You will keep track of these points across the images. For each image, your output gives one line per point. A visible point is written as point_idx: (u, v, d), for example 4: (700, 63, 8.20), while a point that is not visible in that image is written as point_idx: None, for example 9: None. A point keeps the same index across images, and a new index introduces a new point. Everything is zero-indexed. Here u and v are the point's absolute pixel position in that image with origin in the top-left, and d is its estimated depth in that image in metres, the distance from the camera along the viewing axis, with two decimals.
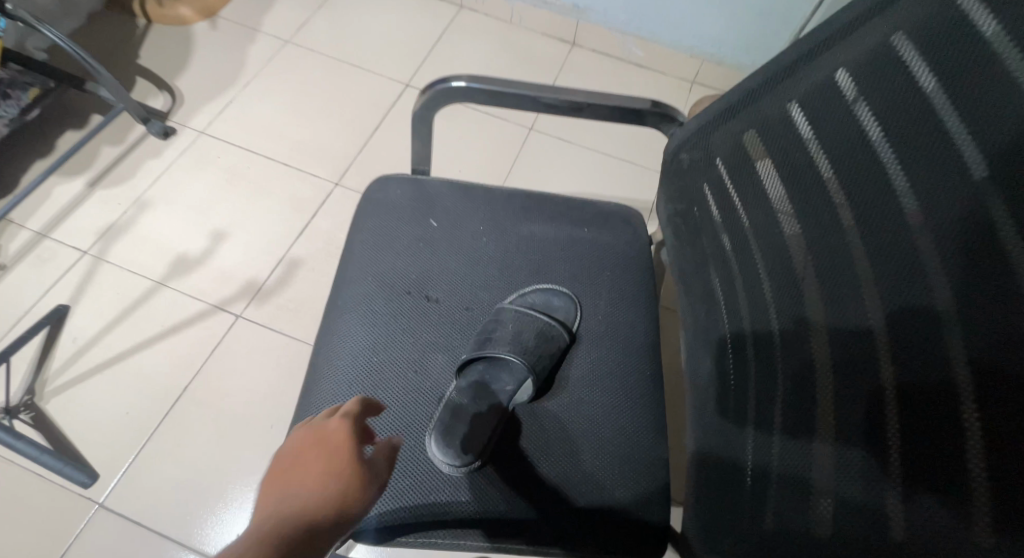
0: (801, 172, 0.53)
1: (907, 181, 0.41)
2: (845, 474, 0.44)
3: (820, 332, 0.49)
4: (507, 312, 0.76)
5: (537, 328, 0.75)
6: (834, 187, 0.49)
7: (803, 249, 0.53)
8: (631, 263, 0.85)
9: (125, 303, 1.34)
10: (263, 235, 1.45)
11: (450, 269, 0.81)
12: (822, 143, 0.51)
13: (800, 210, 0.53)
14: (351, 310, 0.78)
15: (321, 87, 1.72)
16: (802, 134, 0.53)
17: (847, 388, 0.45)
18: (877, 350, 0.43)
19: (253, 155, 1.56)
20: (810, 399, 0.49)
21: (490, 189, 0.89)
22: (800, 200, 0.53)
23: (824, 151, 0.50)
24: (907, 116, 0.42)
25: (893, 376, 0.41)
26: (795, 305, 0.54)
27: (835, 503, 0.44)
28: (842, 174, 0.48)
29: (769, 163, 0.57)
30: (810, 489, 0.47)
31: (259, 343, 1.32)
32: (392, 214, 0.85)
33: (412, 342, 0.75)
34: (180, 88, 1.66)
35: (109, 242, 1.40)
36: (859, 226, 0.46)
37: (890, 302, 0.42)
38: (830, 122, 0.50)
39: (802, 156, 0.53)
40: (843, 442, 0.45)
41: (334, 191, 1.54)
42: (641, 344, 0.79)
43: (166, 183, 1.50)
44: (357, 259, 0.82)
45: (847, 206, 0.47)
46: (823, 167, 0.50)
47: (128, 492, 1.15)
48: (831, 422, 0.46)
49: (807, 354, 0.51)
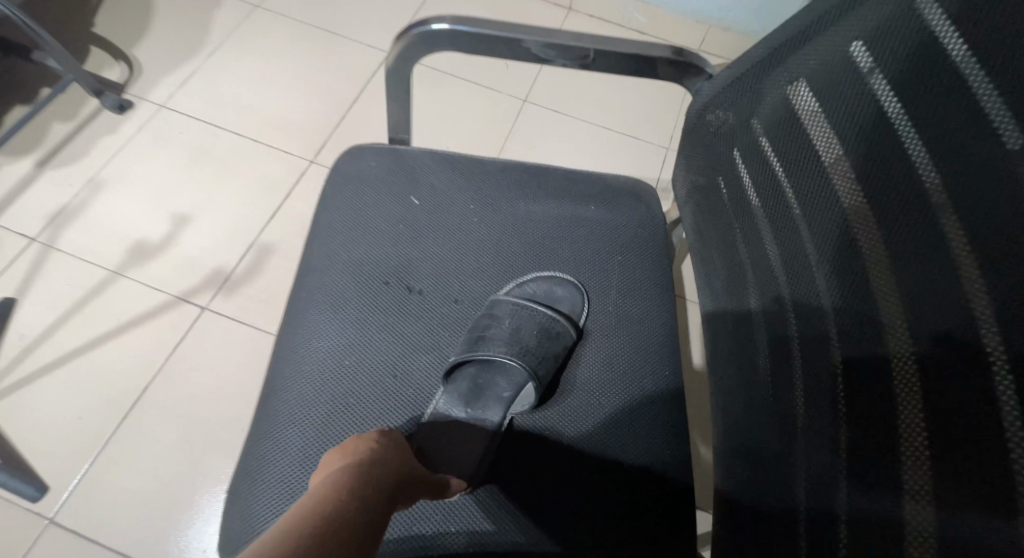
0: (854, 139, 0.47)
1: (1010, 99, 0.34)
2: (927, 466, 0.36)
3: (890, 301, 0.42)
4: (504, 307, 0.65)
5: (539, 326, 0.64)
6: (907, 127, 0.42)
7: (868, 206, 0.45)
8: (644, 242, 0.74)
9: (77, 295, 1.21)
10: (232, 218, 1.32)
11: (437, 255, 0.69)
12: (890, 78, 0.43)
13: (863, 160, 0.46)
14: (320, 303, 0.66)
15: (294, 56, 1.57)
16: (863, 74, 0.46)
17: (934, 361, 0.37)
18: (974, 308, 0.35)
19: (220, 131, 1.43)
20: (881, 383, 0.41)
21: (480, 160, 0.77)
22: (862, 149, 0.46)
23: (893, 88, 0.43)
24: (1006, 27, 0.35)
25: (1000, 334, 0.33)
26: (847, 283, 0.46)
27: (931, 504, 0.36)
28: (917, 110, 0.41)
29: (819, 113, 0.50)
30: (895, 492, 0.38)
31: (228, 337, 1.20)
32: (367, 190, 0.73)
33: (393, 341, 0.64)
34: (137, 58, 1.51)
35: (59, 228, 1.27)
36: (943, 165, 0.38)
37: (989, 249, 0.35)
38: (900, 53, 0.43)
39: (866, 97, 0.46)
40: (931, 426, 0.37)
41: (310, 169, 1.41)
42: (659, 337, 0.68)
43: (123, 162, 1.36)
44: (327, 244, 0.70)
45: (926, 147, 0.40)
46: (892, 106, 0.43)
47: (82, 506, 1.03)
48: (913, 406, 0.38)
49: (875, 330, 0.43)
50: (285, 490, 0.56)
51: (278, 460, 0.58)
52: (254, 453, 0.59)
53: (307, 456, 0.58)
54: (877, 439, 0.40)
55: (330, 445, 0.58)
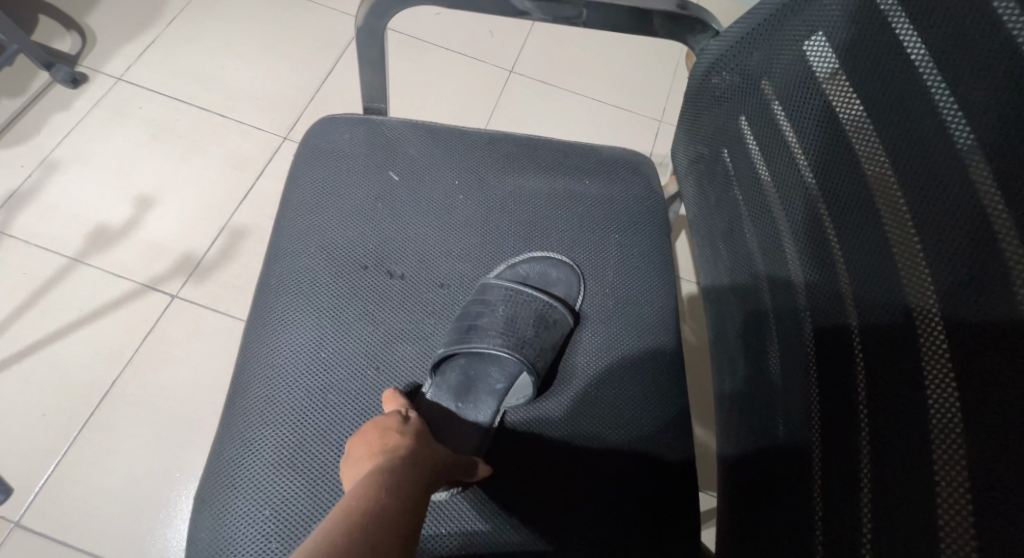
0: (869, 97, 0.42)
1: None
2: (958, 471, 0.33)
3: (921, 283, 0.37)
4: (496, 290, 0.61)
5: (534, 312, 0.60)
6: (947, 87, 0.37)
7: (896, 178, 0.40)
8: (641, 219, 0.69)
9: (35, 284, 1.13)
10: (200, 199, 1.25)
11: (418, 236, 0.64)
12: (923, 33, 0.38)
13: (891, 125, 0.40)
14: (291, 292, 0.60)
15: (262, 24, 1.48)
16: (893, 28, 0.40)
17: (972, 352, 0.33)
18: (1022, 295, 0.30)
19: (184, 106, 1.34)
20: (914, 376, 0.37)
21: (464, 132, 0.71)
22: (890, 115, 0.41)
23: (927, 43, 0.38)
24: None
25: None
26: (867, 264, 0.42)
27: (970, 514, 0.31)
28: (959, 69, 0.36)
29: (846, 73, 0.44)
30: (928, 495, 0.34)
31: (200, 326, 1.14)
32: (340, 166, 0.66)
33: (372, 330, 0.59)
34: (91, 27, 1.40)
35: (11, 213, 1.18)
36: (987, 131, 0.33)
37: None
38: (938, 3, 0.37)
39: (896, 54, 0.40)
40: (972, 426, 0.32)
41: (283, 146, 1.33)
42: (659, 319, 0.64)
43: (79, 142, 1.27)
44: (297, 226, 0.64)
45: (966, 110, 0.35)
46: (928, 63, 0.38)
47: (49, 509, 0.98)
48: (950, 402, 0.34)
49: (905, 315, 0.38)
50: (258, 497, 0.51)
51: (248, 464, 0.53)
52: (223, 457, 0.54)
53: (280, 460, 0.53)
54: (901, 434, 0.37)
55: (305, 446, 0.53)
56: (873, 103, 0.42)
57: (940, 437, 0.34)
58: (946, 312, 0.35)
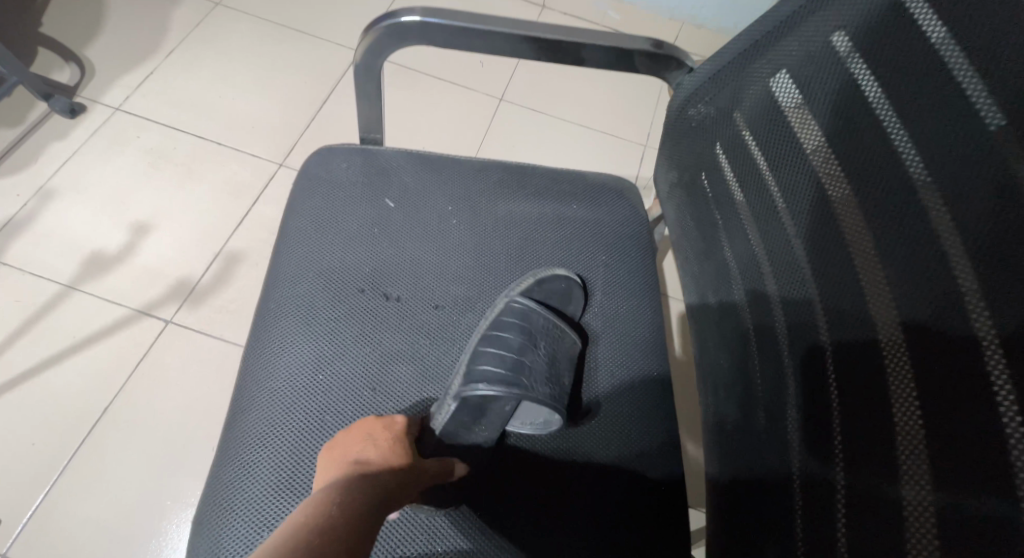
0: (826, 126, 0.47)
1: (994, 93, 0.34)
2: (918, 461, 0.36)
3: (878, 294, 0.41)
4: (534, 320, 0.62)
5: (563, 345, 0.61)
6: (893, 119, 0.41)
7: (853, 198, 0.44)
8: (628, 242, 0.72)
9: (28, 312, 1.14)
10: (195, 225, 1.27)
11: (414, 260, 0.66)
12: (870, 72, 0.43)
13: (845, 151, 0.45)
14: (290, 315, 0.62)
15: (258, 55, 1.52)
16: (846, 67, 0.45)
17: (927, 353, 0.37)
18: (967, 299, 0.34)
19: (180, 134, 1.37)
20: (873, 377, 0.40)
21: (457, 160, 0.75)
22: (843, 143, 0.45)
23: (872, 81, 0.42)
24: (987, 21, 0.35)
25: (996, 325, 0.32)
26: (830, 278, 0.46)
27: (928, 497, 0.35)
28: (903, 103, 0.40)
29: (804, 105, 0.49)
30: (890, 485, 0.38)
31: (193, 351, 1.15)
32: (337, 194, 0.69)
33: (370, 351, 0.61)
34: (90, 60, 1.43)
35: (5, 241, 1.19)
36: (932, 156, 0.38)
37: (983, 240, 0.34)
38: (882, 46, 0.42)
39: (848, 90, 0.45)
40: (928, 418, 0.36)
41: (278, 172, 1.36)
42: (646, 339, 0.66)
43: (76, 171, 1.29)
44: (296, 252, 0.66)
45: (912, 137, 0.39)
46: (875, 99, 0.42)
47: (39, 537, 0.97)
48: (907, 398, 0.37)
49: (865, 322, 0.42)
50: (259, 518, 0.53)
51: (250, 485, 0.54)
52: (222, 480, 0.55)
53: (280, 481, 0.54)
54: (864, 432, 0.40)
55: (305, 466, 0.55)
56: (834, 140, 0.46)
57: (905, 447, 0.37)
58: (906, 332, 0.38)
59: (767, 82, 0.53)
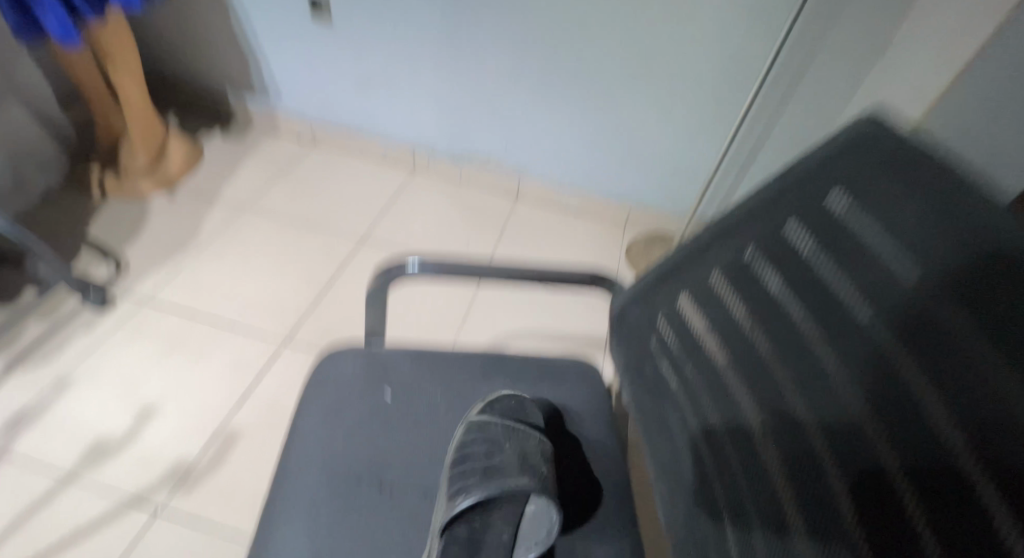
0: (740, 335, 0.53)
1: (874, 316, 0.41)
2: None
3: (818, 489, 0.44)
4: (492, 431, 0.71)
5: (518, 443, 0.69)
6: (798, 334, 0.47)
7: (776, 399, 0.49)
8: (593, 423, 0.82)
9: (27, 501, 1.18)
10: (199, 407, 1.35)
11: (406, 450, 0.77)
12: (778, 294, 0.50)
13: (761, 359, 0.51)
14: (295, 507, 0.71)
15: (273, 247, 1.72)
16: (759, 285, 0.52)
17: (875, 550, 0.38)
18: (895, 496, 0.37)
19: (195, 322, 1.51)
20: None
21: (447, 354, 0.88)
22: (756, 351, 0.51)
23: (780, 300, 0.49)
24: (853, 257, 0.43)
25: (926, 520, 0.35)
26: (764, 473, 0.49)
27: None
28: (805, 320, 0.47)
29: (724, 315, 0.56)
30: None
31: (181, 538, 1.17)
32: (344, 391, 0.81)
33: (364, 540, 0.69)
34: (127, 258, 1.63)
35: (16, 433, 1.27)
36: (836, 365, 0.43)
37: (891, 440, 0.38)
38: (784, 271, 0.49)
39: (759, 306, 0.52)
40: None
41: (282, 352, 1.48)
42: (610, 517, 0.74)
43: (95, 360, 1.41)
44: (304, 446, 0.76)
45: (817, 348, 0.45)
46: (784, 315, 0.49)
47: None
48: None
49: (810, 518, 0.44)
50: None
51: None
52: None
53: None
54: None
55: None
56: (782, 343, 0.49)
57: None
58: (841, 506, 0.41)
59: (694, 290, 0.59)
